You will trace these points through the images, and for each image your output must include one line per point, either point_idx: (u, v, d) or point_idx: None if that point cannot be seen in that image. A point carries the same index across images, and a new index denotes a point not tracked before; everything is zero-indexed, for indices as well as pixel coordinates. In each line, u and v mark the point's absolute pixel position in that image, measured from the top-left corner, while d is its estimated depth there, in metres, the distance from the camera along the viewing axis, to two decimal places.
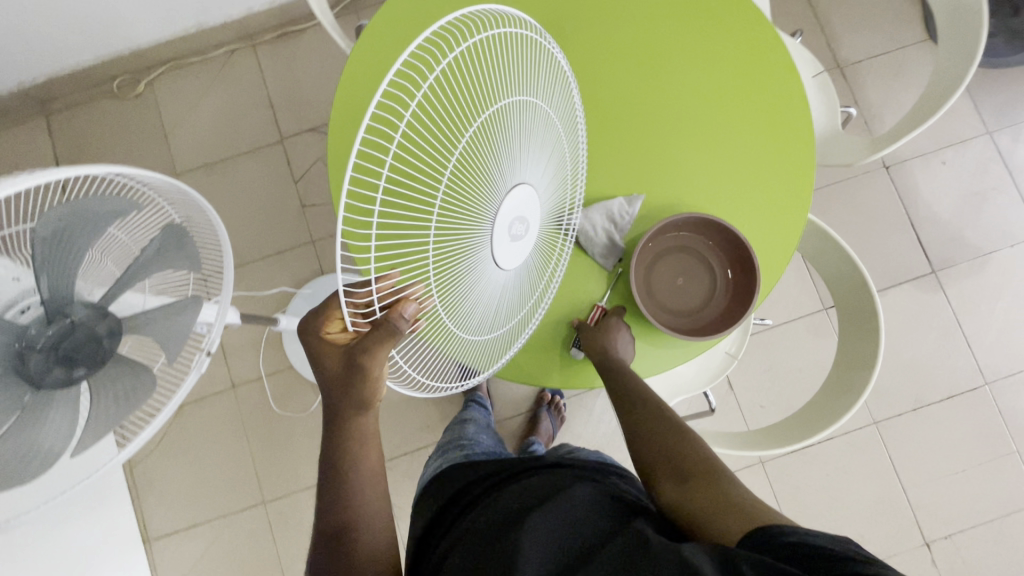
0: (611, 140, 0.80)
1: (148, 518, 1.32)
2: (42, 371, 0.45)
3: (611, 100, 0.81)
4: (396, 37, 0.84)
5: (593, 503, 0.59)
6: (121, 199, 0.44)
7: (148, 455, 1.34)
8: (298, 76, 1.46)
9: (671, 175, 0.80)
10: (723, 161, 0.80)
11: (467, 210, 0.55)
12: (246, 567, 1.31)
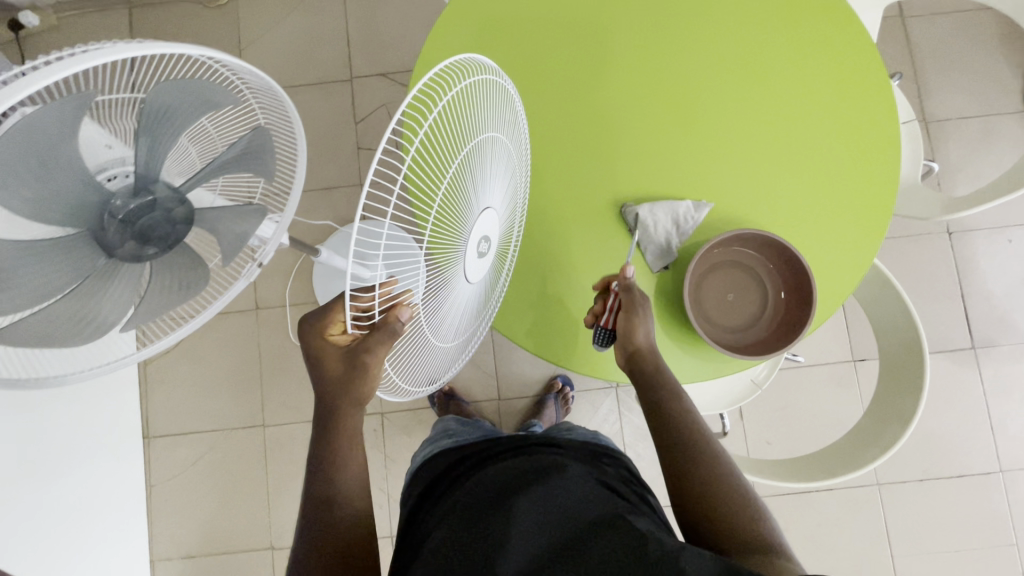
0: (691, 137, 0.79)
1: (152, 415, 1.35)
2: (117, 240, 0.47)
3: (699, 97, 0.80)
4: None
5: (580, 488, 0.60)
6: (219, 85, 0.45)
7: (163, 357, 1.37)
8: (380, 19, 1.45)
9: (745, 183, 0.78)
10: (800, 181, 0.78)
11: (446, 238, 0.62)
12: (234, 482, 1.34)
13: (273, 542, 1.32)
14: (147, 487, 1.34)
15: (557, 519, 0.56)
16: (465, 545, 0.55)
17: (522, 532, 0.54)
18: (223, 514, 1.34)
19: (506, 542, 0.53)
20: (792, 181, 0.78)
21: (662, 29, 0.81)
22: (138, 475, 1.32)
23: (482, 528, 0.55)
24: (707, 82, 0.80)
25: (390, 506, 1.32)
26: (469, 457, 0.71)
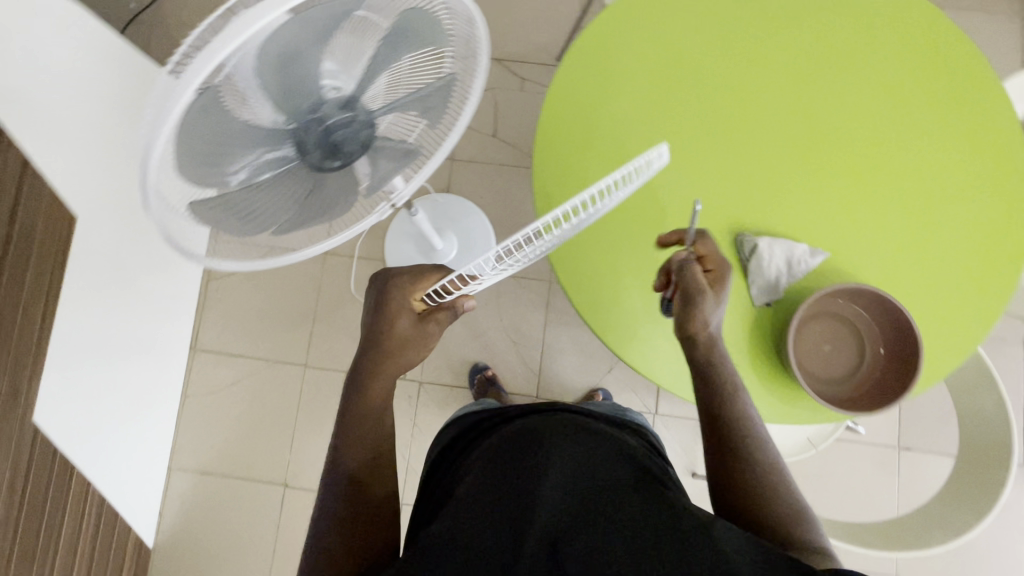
0: (826, 186, 0.82)
1: (204, 329, 1.41)
2: (315, 145, 0.54)
3: (842, 149, 0.83)
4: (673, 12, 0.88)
5: (600, 451, 0.61)
6: (447, 29, 0.55)
7: (227, 278, 1.42)
8: (508, 7, 1.48)
9: (868, 243, 0.80)
10: (920, 254, 0.81)
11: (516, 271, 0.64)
12: (264, 412, 1.37)
13: (286, 480, 1.34)
14: (183, 396, 1.38)
15: (591, 482, 0.57)
16: (494, 503, 0.56)
17: (553, 488, 0.56)
18: (246, 440, 1.36)
19: (532, 508, 0.54)
20: (887, 227, 0.81)
21: (797, 52, 0.86)
22: (178, 383, 1.36)
23: (508, 490, 0.57)
24: (852, 139, 0.83)
25: (407, 473, 1.33)
26: (496, 414, 0.72)
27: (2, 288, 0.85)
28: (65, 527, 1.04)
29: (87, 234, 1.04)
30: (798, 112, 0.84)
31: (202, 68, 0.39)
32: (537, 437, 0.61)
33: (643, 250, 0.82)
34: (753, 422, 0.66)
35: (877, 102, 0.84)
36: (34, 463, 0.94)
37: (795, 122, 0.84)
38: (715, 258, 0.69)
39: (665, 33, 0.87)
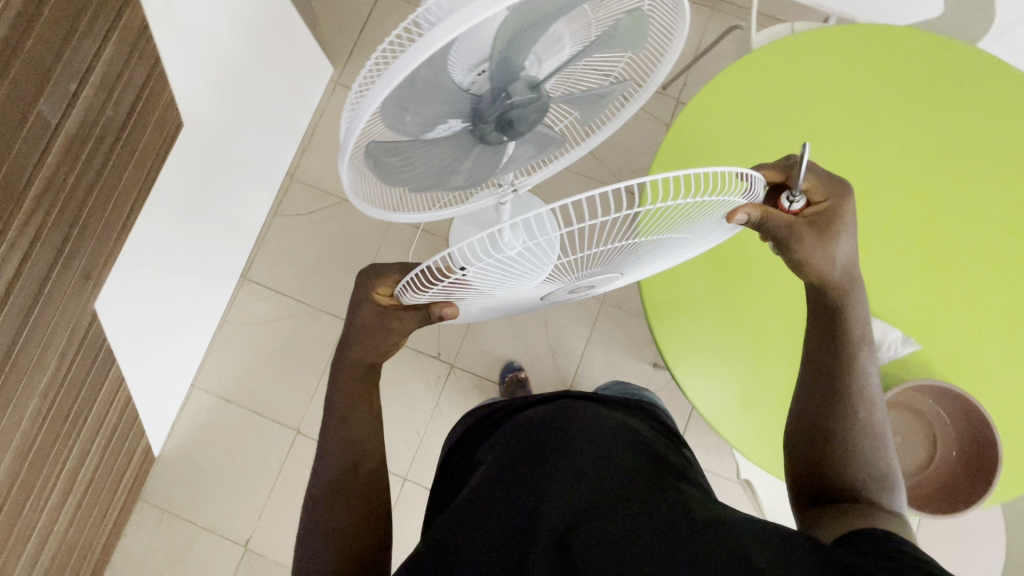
0: (922, 267, 0.84)
1: (258, 260, 1.42)
2: (485, 119, 0.55)
3: (947, 239, 0.84)
4: (835, 62, 0.89)
5: (615, 445, 0.56)
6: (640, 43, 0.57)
7: (293, 218, 1.44)
8: None
9: (947, 335, 0.82)
10: (996, 360, 0.82)
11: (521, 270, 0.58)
12: (294, 355, 1.38)
13: (300, 427, 1.35)
14: (221, 320, 1.40)
15: (603, 479, 0.51)
16: (504, 491, 0.53)
17: (563, 485, 0.51)
18: (271, 379, 1.37)
19: (541, 497, 0.50)
20: (982, 315, 0.82)
21: (932, 130, 0.88)
22: (221, 306, 1.38)
23: (519, 478, 0.53)
24: (961, 232, 0.85)
25: (417, 451, 1.33)
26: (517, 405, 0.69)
27: (105, 175, 0.90)
28: (91, 417, 1.06)
29: (187, 144, 1.08)
30: (921, 186, 0.86)
31: (433, 46, 0.38)
32: (552, 437, 0.56)
33: (716, 291, 0.85)
34: (868, 388, 0.62)
35: (999, 195, 0.85)
36: (83, 346, 0.97)
37: (916, 194, 0.86)
38: (825, 189, 0.60)
39: (820, 81, 0.89)
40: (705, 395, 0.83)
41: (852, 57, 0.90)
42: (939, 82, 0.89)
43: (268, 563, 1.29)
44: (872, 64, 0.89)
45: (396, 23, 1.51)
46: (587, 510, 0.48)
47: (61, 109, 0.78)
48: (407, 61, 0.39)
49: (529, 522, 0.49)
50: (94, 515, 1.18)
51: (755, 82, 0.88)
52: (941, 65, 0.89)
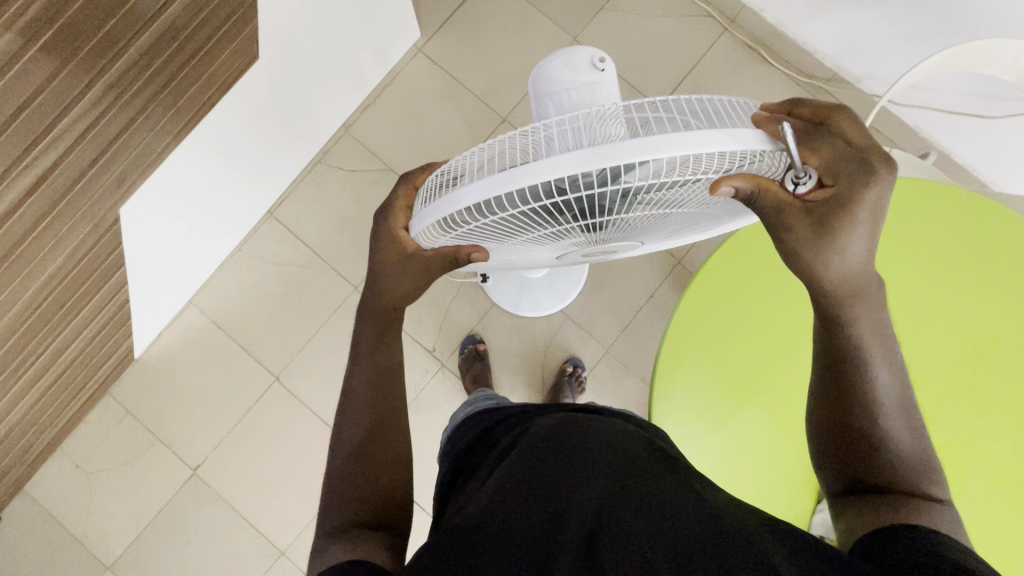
0: (953, 395, 0.88)
1: (289, 200, 1.41)
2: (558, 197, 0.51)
3: (988, 377, 0.88)
4: (945, 194, 0.93)
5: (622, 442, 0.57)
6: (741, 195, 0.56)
7: (335, 169, 1.42)
8: (725, 84, 1.45)
9: (952, 456, 0.87)
10: (985, 492, 0.86)
11: (520, 235, 0.53)
12: (295, 302, 1.38)
13: (279, 374, 1.36)
14: (235, 248, 1.39)
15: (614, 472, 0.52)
16: (528, 490, 0.52)
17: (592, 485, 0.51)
18: (266, 320, 1.37)
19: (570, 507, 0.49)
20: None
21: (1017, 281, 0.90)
22: (240, 234, 1.37)
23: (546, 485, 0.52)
24: (1004, 375, 0.88)
25: None
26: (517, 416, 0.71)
27: (171, 90, 0.88)
28: (85, 310, 1.05)
29: (258, 74, 1.05)
30: (959, 320, 0.90)
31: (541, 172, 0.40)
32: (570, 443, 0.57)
33: (739, 370, 0.86)
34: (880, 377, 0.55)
35: (982, 364, 0.88)
36: (96, 245, 0.97)
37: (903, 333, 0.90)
38: (842, 171, 0.48)
39: (925, 208, 0.92)
40: (710, 458, 0.84)
41: (963, 196, 0.93)
42: (978, 245, 0.91)
43: (212, 492, 1.32)
44: (980, 208, 0.92)
45: (496, 9, 1.47)
46: (608, 511, 0.48)
47: (142, 20, 0.75)
48: (520, 175, 0.41)
49: (556, 521, 0.48)
50: (60, 399, 1.19)
51: None
52: (988, 230, 0.91)
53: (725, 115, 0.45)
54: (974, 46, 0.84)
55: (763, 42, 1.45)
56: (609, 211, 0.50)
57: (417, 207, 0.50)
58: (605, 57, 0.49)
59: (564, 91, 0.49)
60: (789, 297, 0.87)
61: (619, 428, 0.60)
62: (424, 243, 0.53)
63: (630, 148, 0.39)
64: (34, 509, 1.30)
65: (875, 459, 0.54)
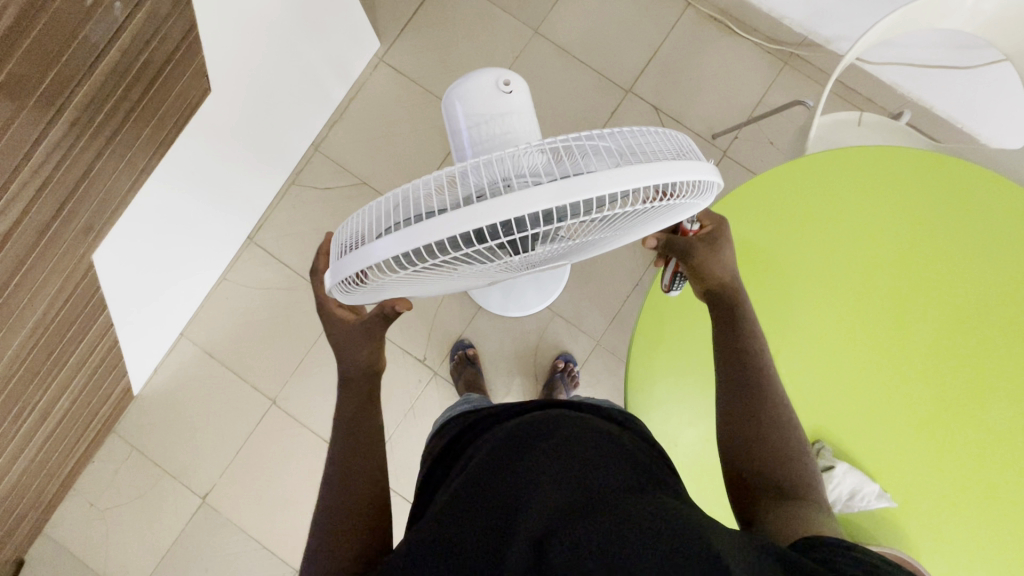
0: (922, 359, 0.88)
1: (268, 224, 1.42)
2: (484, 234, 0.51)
3: (952, 338, 0.88)
4: (902, 160, 0.92)
5: (580, 442, 0.58)
6: (674, 210, 0.56)
7: (310, 188, 1.43)
8: (693, 61, 1.42)
9: (923, 421, 0.87)
10: (958, 451, 0.86)
11: (451, 271, 0.54)
12: (285, 324, 1.39)
13: (276, 398, 1.37)
14: (220, 277, 1.40)
15: (572, 478, 0.53)
16: (484, 506, 0.53)
17: (547, 491, 0.52)
18: (258, 345, 1.39)
19: (521, 514, 0.50)
20: (864, 442, 0.86)
21: (977, 239, 0.90)
22: (223, 263, 1.38)
23: (499, 500, 0.53)
24: (970, 334, 0.88)
25: None
26: (477, 425, 0.71)
27: (125, 132, 0.88)
28: (74, 356, 1.07)
29: (217, 104, 1.05)
30: (923, 283, 0.89)
31: (453, 229, 0.41)
32: (527, 450, 0.57)
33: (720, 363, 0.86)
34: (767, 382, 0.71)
35: (943, 351, 0.88)
36: (76, 292, 0.98)
37: (873, 312, 0.89)
38: (710, 217, 0.77)
39: (887, 176, 0.91)
40: (702, 454, 0.84)
41: (922, 160, 0.92)
42: (953, 225, 0.90)
43: (222, 519, 1.34)
44: (939, 170, 0.91)
45: (454, 10, 1.45)
46: (565, 517, 0.49)
47: (87, 65, 0.75)
48: (423, 233, 0.41)
49: (507, 530, 0.50)
50: (64, 444, 1.21)
51: (828, 165, 0.91)
52: (965, 209, 0.90)
53: (630, 145, 0.45)
54: (928, 1, 0.82)
55: (729, 14, 1.42)
56: (535, 241, 0.50)
57: (334, 257, 0.50)
58: (512, 79, 0.53)
59: (483, 117, 0.53)
60: (758, 285, 0.89)
61: (582, 426, 0.61)
62: (346, 288, 0.54)
63: (542, 195, 0.40)
64: (55, 549, 1.33)
65: (777, 458, 0.66)
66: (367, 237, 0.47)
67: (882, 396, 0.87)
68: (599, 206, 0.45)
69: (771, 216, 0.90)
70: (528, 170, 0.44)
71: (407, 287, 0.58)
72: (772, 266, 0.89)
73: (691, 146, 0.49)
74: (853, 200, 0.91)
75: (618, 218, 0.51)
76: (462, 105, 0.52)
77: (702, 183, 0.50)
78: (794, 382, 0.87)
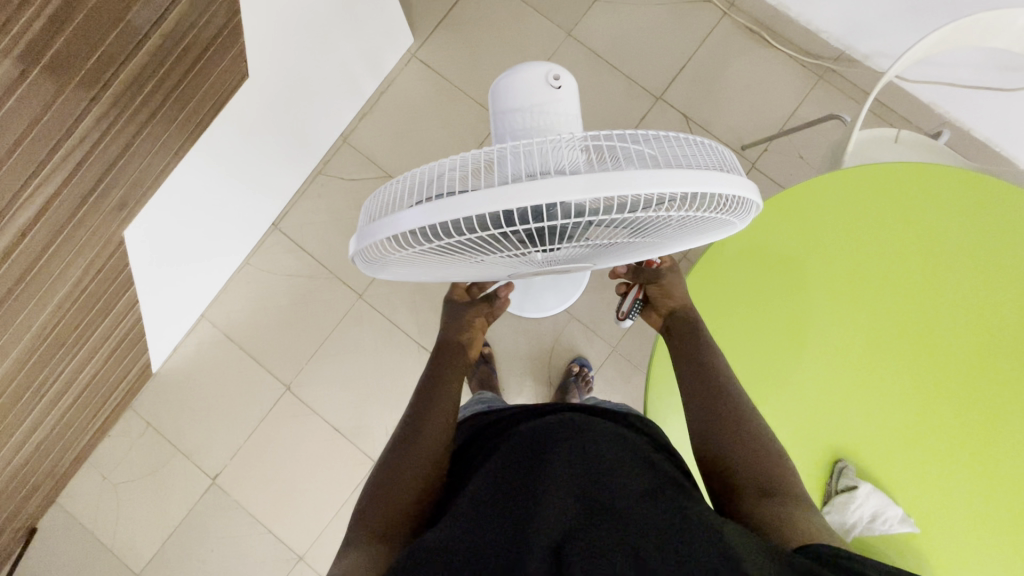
0: (950, 382, 0.86)
1: (293, 211, 1.44)
2: None
3: (984, 364, 0.86)
4: (946, 178, 0.90)
5: (601, 451, 0.57)
6: (708, 225, 0.55)
7: (335, 179, 1.44)
8: (726, 71, 1.41)
9: (947, 444, 0.84)
10: (980, 478, 0.83)
11: (475, 256, 0.54)
12: (303, 311, 1.41)
13: (290, 384, 1.39)
14: (243, 261, 1.42)
15: (587, 486, 0.52)
16: (499, 510, 0.52)
17: (561, 493, 0.51)
18: (275, 331, 1.40)
19: (531, 515, 0.49)
20: (884, 462, 0.84)
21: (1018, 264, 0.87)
22: (246, 248, 1.40)
23: (512, 506, 0.52)
24: (1002, 362, 0.86)
25: None
26: (496, 424, 0.72)
27: (163, 112, 0.89)
28: (99, 331, 1.09)
29: (252, 90, 1.06)
30: (957, 305, 0.87)
31: (484, 206, 0.40)
32: (542, 454, 0.56)
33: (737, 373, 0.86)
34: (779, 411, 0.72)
35: (972, 379, 0.86)
36: (104, 268, 1.00)
37: (903, 330, 0.87)
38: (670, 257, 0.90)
39: (927, 193, 0.89)
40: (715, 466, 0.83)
41: (965, 179, 0.90)
42: (993, 250, 0.88)
43: (230, 501, 1.36)
44: (982, 192, 0.89)
45: (488, 9, 1.46)
46: (578, 523, 0.48)
47: (132, 46, 0.76)
48: (453, 206, 0.41)
49: (517, 529, 0.49)
50: (83, 415, 1.23)
51: (867, 177, 0.90)
52: (1007, 233, 0.88)
53: (673, 152, 0.45)
54: (978, 18, 0.81)
55: (765, 25, 1.41)
56: (565, 235, 0.50)
57: (362, 222, 0.50)
58: (562, 74, 0.53)
59: (528, 111, 0.52)
60: (785, 294, 0.88)
61: (602, 433, 0.60)
62: (368, 256, 0.54)
63: (578, 185, 0.39)
64: (66, 521, 1.35)
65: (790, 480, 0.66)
66: (397, 206, 0.47)
67: (906, 416, 0.85)
68: (634, 206, 0.44)
69: (804, 225, 0.89)
70: (568, 163, 0.43)
71: (430, 266, 0.59)
72: (801, 277, 0.88)
73: (734, 162, 0.49)
74: (889, 214, 0.89)
75: (651, 224, 0.51)
76: (508, 100, 0.53)
77: (740, 201, 0.49)
78: (817, 395, 0.86)
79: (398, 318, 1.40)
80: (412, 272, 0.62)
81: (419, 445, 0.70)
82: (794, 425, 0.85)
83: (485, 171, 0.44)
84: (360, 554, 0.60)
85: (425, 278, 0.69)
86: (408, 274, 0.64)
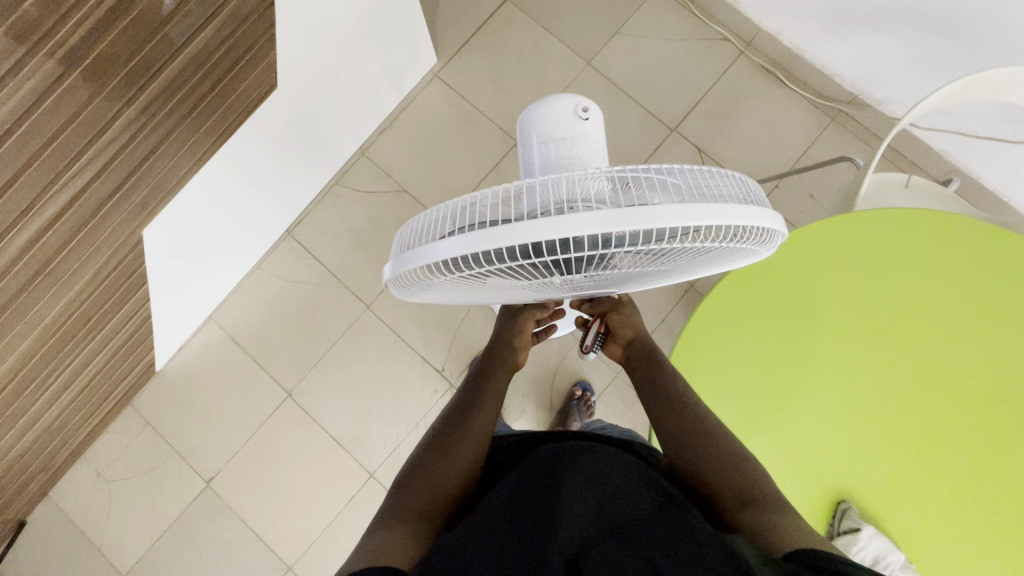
0: (959, 425, 0.86)
1: (307, 218, 1.46)
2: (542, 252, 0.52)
3: (993, 408, 0.86)
4: (957, 221, 0.91)
5: (617, 482, 0.57)
6: (732, 254, 0.57)
7: (352, 190, 1.46)
8: (740, 107, 1.44)
9: (955, 486, 0.84)
10: (988, 522, 0.83)
11: (505, 282, 0.55)
12: (310, 318, 1.41)
13: (292, 391, 1.39)
14: (255, 265, 1.44)
15: (599, 515, 0.51)
16: (508, 535, 0.51)
17: (573, 516, 0.50)
18: (280, 336, 1.41)
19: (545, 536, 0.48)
20: (892, 503, 0.84)
21: None
22: (257, 252, 1.41)
23: (521, 531, 0.51)
24: (1012, 407, 0.86)
25: (392, 453, 1.36)
26: (516, 446, 0.72)
27: (196, 115, 0.92)
28: (109, 325, 1.10)
29: (278, 101, 1.09)
30: (967, 348, 0.87)
31: (518, 237, 0.41)
32: (552, 481, 0.56)
33: (747, 405, 0.86)
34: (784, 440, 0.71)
35: (977, 425, 0.86)
36: (121, 264, 1.01)
37: (911, 371, 0.87)
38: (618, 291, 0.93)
39: (939, 236, 0.90)
40: None
41: (976, 224, 0.91)
42: (1005, 293, 0.88)
43: (223, 506, 1.34)
44: (993, 236, 0.90)
45: (511, 35, 1.49)
46: (590, 542, 0.47)
47: (169, 53, 0.79)
48: (487, 238, 0.42)
49: (526, 553, 0.48)
50: (85, 409, 1.23)
51: (879, 219, 0.91)
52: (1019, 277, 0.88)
53: (700, 183, 0.46)
54: (991, 74, 0.83)
55: (781, 66, 1.44)
56: (591, 264, 0.51)
57: (396, 251, 0.51)
58: (591, 107, 0.54)
59: (554, 142, 0.54)
60: (796, 329, 0.88)
61: (617, 462, 0.60)
62: (399, 283, 0.55)
63: (608, 217, 0.41)
64: (57, 516, 1.34)
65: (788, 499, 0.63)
66: (430, 236, 0.48)
67: (914, 457, 0.85)
68: (661, 237, 0.46)
69: (815, 262, 0.90)
70: (595, 194, 0.44)
71: (457, 290, 0.60)
72: (811, 313, 0.89)
73: (757, 193, 0.50)
74: (901, 256, 0.90)
75: (677, 254, 0.52)
76: (536, 129, 0.54)
77: (763, 231, 0.50)
78: (825, 432, 0.86)
79: (404, 330, 1.40)
80: (437, 295, 0.63)
81: (459, 440, 0.71)
82: (802, 462, 0.85)
83: (517, 203, 0.46)
84: (399, 532, 0.59)
85: (447, 299, 0.70)
86: (433, 298, 0.65)
